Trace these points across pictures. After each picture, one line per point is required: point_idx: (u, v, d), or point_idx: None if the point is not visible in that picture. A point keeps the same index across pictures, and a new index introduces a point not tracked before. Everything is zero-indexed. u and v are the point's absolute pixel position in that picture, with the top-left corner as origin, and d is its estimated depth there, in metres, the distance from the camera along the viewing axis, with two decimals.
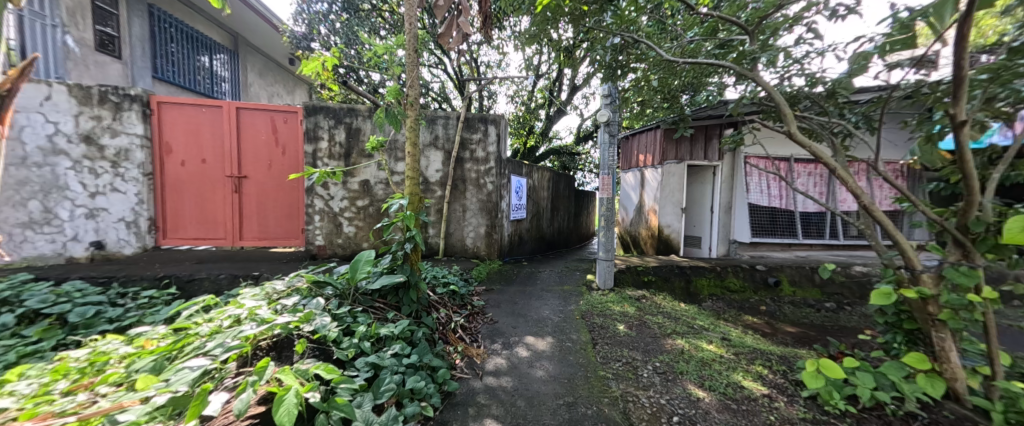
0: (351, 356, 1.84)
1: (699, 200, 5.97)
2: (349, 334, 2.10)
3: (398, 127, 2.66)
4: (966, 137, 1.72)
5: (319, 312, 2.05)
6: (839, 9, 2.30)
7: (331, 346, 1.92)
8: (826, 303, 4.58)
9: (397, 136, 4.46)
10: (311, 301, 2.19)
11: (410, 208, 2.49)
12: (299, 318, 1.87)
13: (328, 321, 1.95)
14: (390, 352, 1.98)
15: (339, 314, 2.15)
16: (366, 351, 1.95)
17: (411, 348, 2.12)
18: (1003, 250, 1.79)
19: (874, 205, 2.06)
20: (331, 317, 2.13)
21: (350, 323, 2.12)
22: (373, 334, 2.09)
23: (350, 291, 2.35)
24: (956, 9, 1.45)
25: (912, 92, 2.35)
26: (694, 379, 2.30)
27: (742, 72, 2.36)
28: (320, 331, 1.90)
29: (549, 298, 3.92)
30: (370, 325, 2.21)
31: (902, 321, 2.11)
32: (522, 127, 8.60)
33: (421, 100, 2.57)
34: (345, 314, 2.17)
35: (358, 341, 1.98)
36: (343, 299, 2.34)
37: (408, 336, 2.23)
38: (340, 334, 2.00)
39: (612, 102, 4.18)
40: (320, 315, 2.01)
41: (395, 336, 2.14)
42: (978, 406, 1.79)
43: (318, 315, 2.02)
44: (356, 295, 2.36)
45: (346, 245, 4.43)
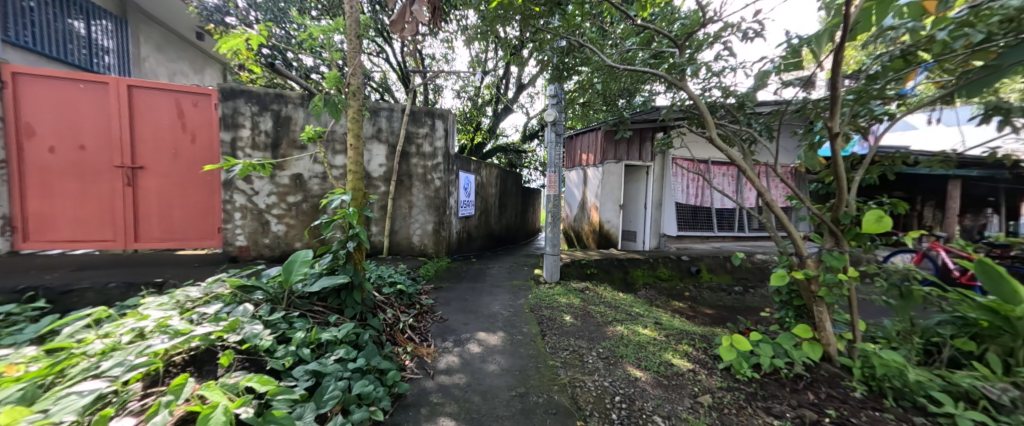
0: (287, 365, 1.69)
1: (634, 198, 6.46)
2: (284, 343, 1.92)
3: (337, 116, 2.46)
4: (838, 147, 2.11)
5: (246, 320, 1.85)
6: (749, 32, 2.66)
7: (263, 357, 1.73)
8: (735, 287, 5.28)
9: (334, 129, 4.15)
10: (236, 308, 1.97)
11: (353, 204, 2.33)
12: (223, 328, 1.68)
13: (259, 330, 1.77)
14: (334, 357, 1.85)
15: (271, 321, 1.95)
16: (306, 358, 1.80)
17: (356, 352, 2.00)
18: (861, 238, 2.22)
19: (774, 202, 2.43)
20: (262, 325, 1.94)
21: (286, 329, 1.94)
22: (313, 340, 1.93)
23: (284, 295, 2.16)
24: (831, 40, 1.90)
25: (800, 107, 2.79)
26: (633, 361, 2.52)
27: (672, 83, 2.63)
28: (250, 341, 1.71)
29: (499, 293, 3.98)
30: (310, 330, 2.05)
31: (792, 298, 2.51)
32: (468, 123, 8.57)
33: (364, 90, 2.42)
34: (279, 320, 1.98)
35: (295, 348, 1.82)
36: (275, 305, 2.13)
37: (353, 339, 2.11)
38: (274, 342, 1.82)
39: (557, 102, 4.43)
40: (249, 322, 1.82)
41: (338, 341, 2.00)
42: (845, 364, 2.21)
43: (246, 322, 1.82)
44: (291, 299, 2.18)
45: (271, 245, 4.10)
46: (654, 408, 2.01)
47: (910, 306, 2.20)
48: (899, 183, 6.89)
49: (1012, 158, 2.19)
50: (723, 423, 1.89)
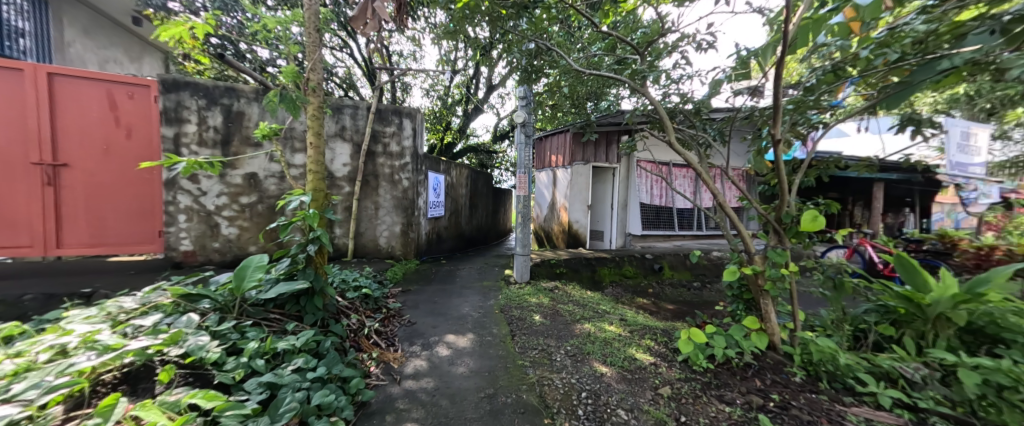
0: (238, 378, 1.59)
1: (602, 198, 6.65)
2: (235, 354, 1.81)
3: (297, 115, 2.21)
4: (780, 152, 2.29)
5: (190, 331, 1.73)
6: (703, 43, 2.83)
7: (210, 370, 1.62)
8: (694, 283, 5.59)
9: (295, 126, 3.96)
10: (178, 319, 1.83)
11: (314, 206, 2.24)
12: (162, 341, 1.56)
13: (204, 341, 1.65)
14: (291, 367, 1.76)
15: (219, 331, 1.83)
16: (260, 370, 1.70)
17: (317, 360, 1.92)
18: (800, 235, 2.42)
19: (726, 203, 2.60)
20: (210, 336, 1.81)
21: (236, 340, 1.82)
22: (269, 349, 1.83)
23: (235, 303, 2.04)
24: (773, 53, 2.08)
25: (749, 114, 3.00)
26: (599, 357, 2.61)
27: (634, 88, 2.74)
28: (194, 354, 1.59)
29: (469, 294, 3.97)
30: (264, 340, 1.94)
31: (743, 292, 2.68)
32: (437, 122, 8.46)
33: (324, 86, 2.34)
34: (228, 330, 1.86)
35: (248, 359, 1.72)
36: (224, 314, 2.00)
37: (313, 347, 2.03)
38: (224, 354, 1.71)
39: (527, 104, 4.49)
40: (194, 334, 1.70)
41: (297, 350, 1.91)
42: (788, 352, 2.40)
43: (189, 334, 1.70)
44: (243, 307, 2.06)
45: (223, 249, 3.87)
46: (618, 402, 2.09)
47: (842, 296, 2.43)
48: (834, 184, 7.59)
49: (923, 163, 2.47)
50: (680, 413, 2.01)
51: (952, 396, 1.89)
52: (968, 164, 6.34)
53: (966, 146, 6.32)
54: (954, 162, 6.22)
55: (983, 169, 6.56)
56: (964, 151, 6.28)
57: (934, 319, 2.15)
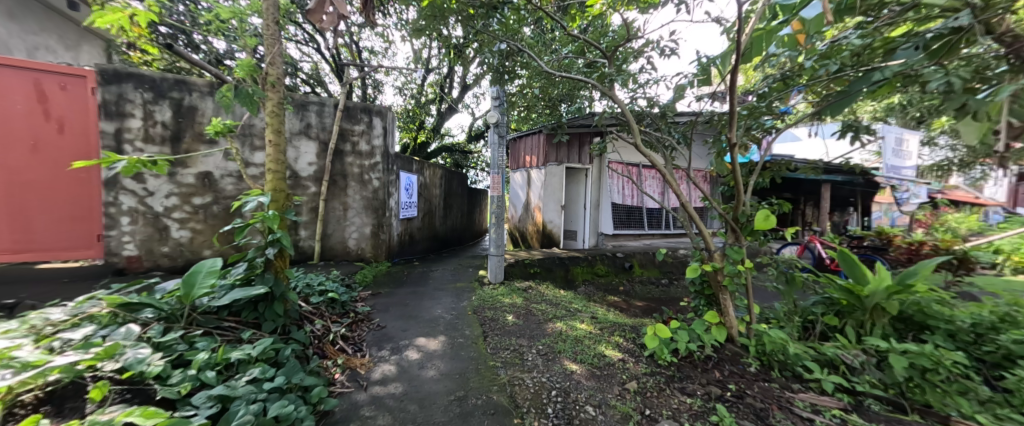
0: (185, 392, 1.47)
1: (575, 199, 6.77)
2: (181, 366, 1.67)
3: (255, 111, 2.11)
4: (736, 155, 2.43)
5: (129, 343, 1.57)
6: (666, 49, 2.95)
7: (152, 385, 1.48)
8: (662, 280, 5.80)
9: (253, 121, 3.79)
10: (116, 330, 1.66)
11: (273, 207, 2.17)
12: (96, 355, 1.40)
13: (145, 354, 1.50)
14: (246, 378, 1.64)
15: (164, 343, 1.68)
16: (210, 382, 1.58)
17: (275, 370, 1.82)
18: (755, 234, 2.56)
19: (689, 203, 2.72)
20: (152, 348, 1.66)
21: (184, 351, 1.68)
22: (221, 360, 1.71)
23: (184, 311, 1.90)
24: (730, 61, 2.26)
25: (709, 119, 3.15)
26: (570, 356, 2.66)
27: (602, 91, 2.80)
28: (132, 368, 1.44)
29: (442, 296, 3.94)
30: (216, 350, 1.82)
31: (704, 287, 2.80)
32: (411, 122, 8.32)
33: (285, 81, 2.25)
34: (175, 341, 1.71)
35: (197, 372, 1.60)
36: (171, 323, 1.85)
37: (272, 356, 1.93)
38: (168, 367, 1.57)
39: (500, 104, 4.51)
40: (133, 346, 1.55)
41: (253, 360, 1.80)
42: (744, 344, 2.53)
43: (128, 346, 1.55)
44: (193, 315, 1.93)
45: (173, 253, 3.69)
46: (587, 399, 2.13)
47: (793, 290, 2.59)
48: (788, 185, 8.08)
49: (861, 167, 2.68)
50: (645, 406, 2.07)
51: (885, 379, 2.09)
52: (900, 167, 7.10)
53: (900, 151, 7.06)
54: (889, 165, 6.94)
55: (913, 172, 7.35)
56: (898, 156, 7.02)
57: (868, 313, 2.39)
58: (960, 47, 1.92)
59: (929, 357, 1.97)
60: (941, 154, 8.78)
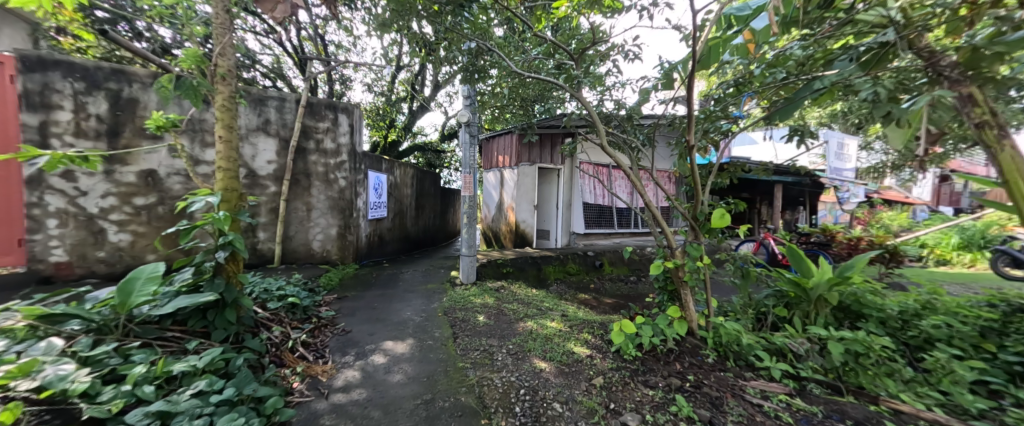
0: (117, 410, 1.33)
1: (547, 199, 6.85)
2: (114, 382, 1.52)
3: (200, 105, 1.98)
4: (694, 156, 2.54)
5: (49, 359, 1.41)
6: (630, 53, 3.04)
7: (78, 403, 1.33)
8: (631, 277, 5.98)
9: (197, 114, 3.66)
10: (33, 345, 1.49)
11: (225, 208, 2.08)
12: (7, 373, 1.25)
13: (68, 371, 1.35)
14: (190, 391, 1.52)
15: (92, 357, 1.52)
16: (148, 398, 1.44)
17: (224, 381, 1.71)
18: (712, 231, 2.69)
19: (652, 202, 2.80)
20: (78, 363, 1.50)
21: (117, 365, 1.54)
22: (162, 373, 1.58)
23: (119, 322, 1.75)
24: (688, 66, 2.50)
25: (671, 121, 3.27)
26: (539, 354, 2.68)
27: (570, 92, 2.85)
28: (53, 387, 1.29)
29: (412, 298, 3.89)
30: (156, 363, 1.69)
31: (667, 283, 2.90)
32: (381, 120, 8.13)
33: (236, 73, 2.14)
34: (106, 355, 1.55)
35: (133, 387, 1.46)
36: (103, 335, 1.69)
37: (221, 367, 1.81)
38: (98, 384, 1.42)
39: (471, 103, 4.49)
40: (55, 362, 1.39)
41: (199, 372, 1.68)
42: (703, 336, 2.64)
43: (47, 363, 1.39)
44: (130, 326, 1.78)
45: (110, 259, 3.44)
46: (554, 396, 2.16)
47: (748, 284, 2.73)
48: (744, 185, 8.49)
49: (807, 168, 2.87)
50: (610, 400, 2.12)
51: (825, 364, 2.26)
52: (842, 169, 7.63)
53: (841, 154, 7.65)
54: (833, 167, 7.44)
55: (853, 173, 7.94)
56: (840, 158, 7.59)
57: (812, 304, 2.61)
58: (885, 59, 2.21)
59: (861, 342, 2.20)
60: (876, 156, 9.60)
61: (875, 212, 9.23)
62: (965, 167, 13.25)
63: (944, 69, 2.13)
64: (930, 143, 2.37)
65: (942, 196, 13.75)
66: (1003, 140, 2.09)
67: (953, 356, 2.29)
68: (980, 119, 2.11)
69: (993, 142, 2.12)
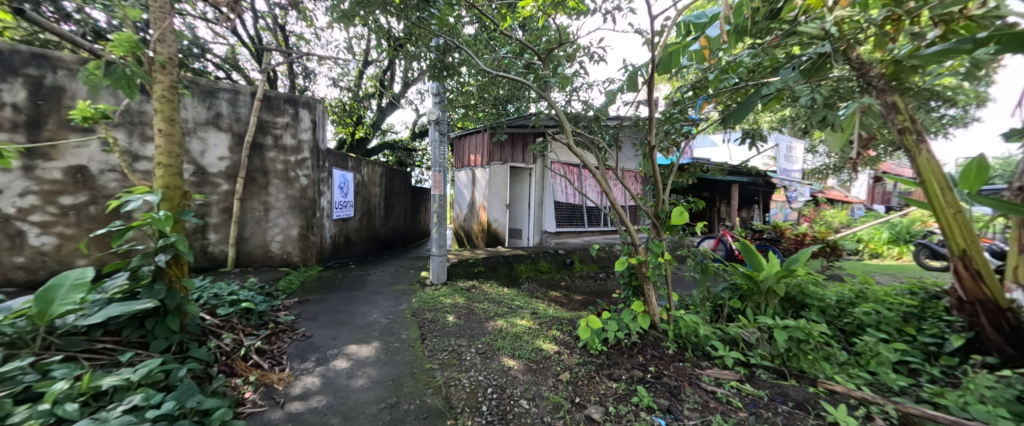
0: None
1: (520, 198, 6.88)
2: (29, 402, 1.37)
3: (132, 94, 1.81)
4: (655, 155, 2.62)
5: None
6: (595, 55, 3.10)
7: None
8: (600, 274, 6.11)
9: (136, 107, 3.61)
10: None
11: (165, 207, 1.94)
12: None
13: None
14: (122, 407, 1.39)
15: (2, 374, 1.37)
16: (71, 416, 1.30)
17: (163, 394, 1.59)
18: (673, 228, 2.79)
19: (616, 200, 2.86)
20: None
21: (34, 382, 1.39)
22: (89, 389, 1.44)
23: (37, 335, 1.58)
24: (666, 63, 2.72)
25: (635, 122, 3.37)
26: (508, 352, 2.68)
27: (538, 92, 2.86)
28: None
29: (379, 300, 3.79)
30: (83, 378, 1.54)
31: (632, 279, 2.98)
32: (348, 116, 7.87)
33: (178, 62, 2.01)
34: (20, 372, 1.40)
35: (52, 405, 1.31)
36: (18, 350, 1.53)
37: (160, 380, 1.68)
38: (8, 404, 1.27)
39: (440, 101, 4.43)
40: None
41: (134, 386, 1.55)
42: (665, 329, 2.73)
43: None
44: (51, 338, 1.62)
45: (32, 265, 3.21)
46: (521, 393, 2.16)
47: (707, 279, 2.85)
48: (703, 185, 8.83)
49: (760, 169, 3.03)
50: (576, 394, 2.15)
51: (772, 351, 2.41)
52: (791, 170, 8.28)
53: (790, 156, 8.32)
54: (783, 169, 7.91)
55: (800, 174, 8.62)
56: (789, 160, 8.24)
57: (762, 295, 2.77)
58: (822, 69, 2.37)
59: (802, 329, 2.35)
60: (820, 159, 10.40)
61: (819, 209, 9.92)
62: (896, 169, 14.71)
63: (872, 78, 2.41)
64: (862, 146, 2.52)
65: (877, 195, 15.05)
66: (920, 145, 2.38)
67: (880, 339, 2.55)
68: (902, 125, 2.40)
69: (912, 147, 2.41)
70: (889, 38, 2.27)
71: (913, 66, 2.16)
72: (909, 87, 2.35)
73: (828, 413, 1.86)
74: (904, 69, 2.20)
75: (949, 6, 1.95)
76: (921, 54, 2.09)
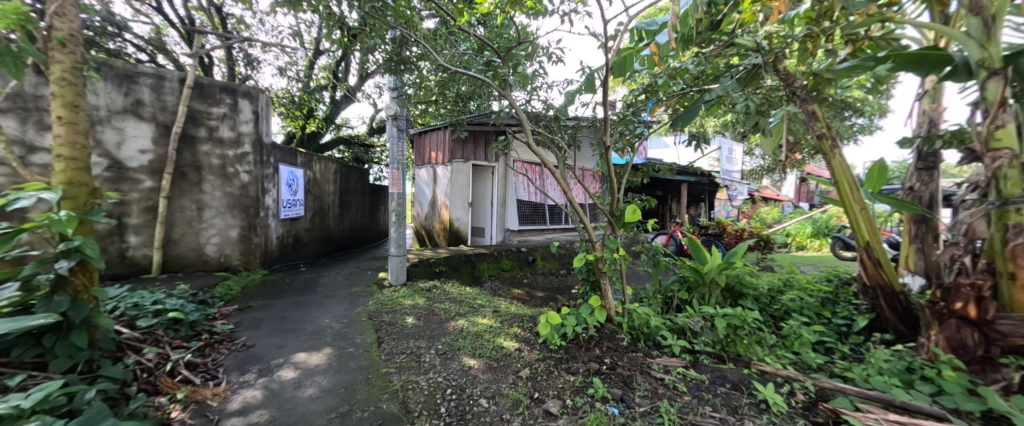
0: None
1: (482, 196, 6.84)
2: None
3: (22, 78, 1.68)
4: (611, 154, 2.70)
5: None
6: (554, 56, 3.14)
7: None
8: (561, 270, 6.24)
9: (30, 90, 3.28)
10: None
11: (67, 207, 1.69)
12: None
13: None
14: None
15: None
16: None
17: (66, 421, 1.39)
18: (626, 225, 2.88)
19: (574, 197, 2.91)
20: None
21: None
22: None
23: None
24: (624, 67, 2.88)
25: (592, 123, 3.46)
26: (468, 351, 2.65)
27: (498, 90, 2.83)
28: None
29: (332, 303, 3.61)
30: None
31: (589, 274, 3.06)
32: (298, 109, 7.40)
33: (83, 39, 1.77)
34: None
35: None
36: None
37: (62, 404, 1.47)
38: None
39: (398, 95, 4.28)
40: None
41: (28, 414, 1.34)
42: (619, 322, 2.83)
43: None
44: None
45: None
46: (481, 392, 2.14)
47: (659, 273, 3.00)
48: (656, 184, 9.29)
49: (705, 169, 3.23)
50: (535, 390, 2.16)
51: (715, 338, 2.59)
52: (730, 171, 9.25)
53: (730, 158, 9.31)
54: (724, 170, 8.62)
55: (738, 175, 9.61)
56: (729, 162, 9.24)
57: (705, 286, 2.96)
58: (755, 78, 2.54)
59: (738, 316, 2.54)
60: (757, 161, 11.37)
61: (756, 206, 10.82)
62: (817, 172, 16.52)
63: (796, 89, 2.61)
64: (789, 149, 2.74)
65: (803, 194, 16.71)
66: (834, 150, 2.63)
67: (802, 323, 2.84)
68: (820, 131, 2.64)
69: (828, 151, 2.65)
70: (809, 53, 2.59)
71: (829, 78, 2.43)
72: (826, 98, 2.58)
73: (760, 392, 2.02)
74: (822, 81, 2.47)
75: (858, 26, 2.32)
76: (835, 68, 2.36)
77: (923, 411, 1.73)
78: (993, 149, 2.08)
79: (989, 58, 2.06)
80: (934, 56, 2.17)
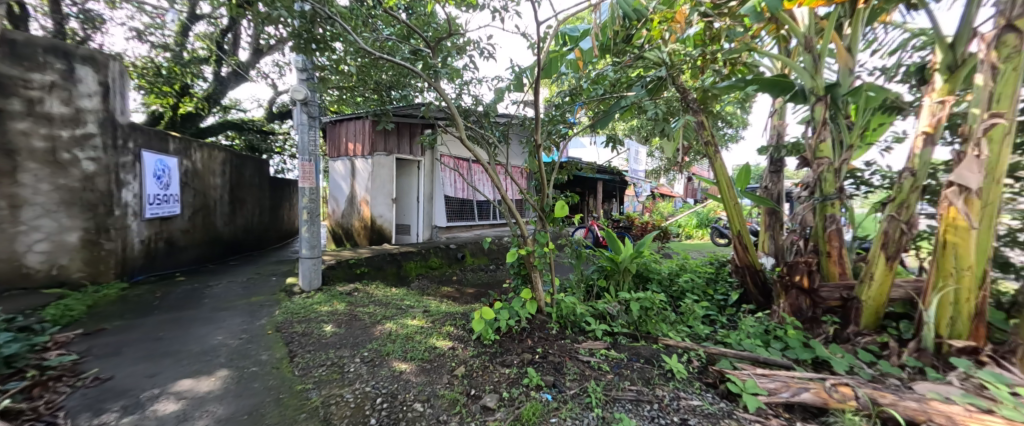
0: None
1: (407, 192, 6.53)
2: None
3: None
4: (540, 153, 2.82)
5: None
6: (484, 51, 3.12)
7: None
8: (490, 266, 6.30)
9: None
10: None
11: None
12: None
13: None
14: None
15: None
16: None
17: None
18: (554, 220, 3.04)
19: (505, 193, 2.96)
20: None
21: None
22: None
23: None
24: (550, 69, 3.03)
25: (522, 122, 3.54)
26: (399, 355, 2.53)
27: (427, 82, 2.68)
28: None
29: (227, 317, 3.11)
30: None
31: (520, 269, 3.14)
32: (165, 84, 6.08)
33: None
34: None
35: None
36: None
37: None
38: None
39: (309, 78, 3.83)
40: None
41: None
42: (548, 312, 2.98)
43: None
44: None
45: None
46: (416, 396, 2.06)
47: (582, 264, 3.23)
48: (576, 182, 9.98)
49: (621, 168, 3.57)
50: (471, 387, 2.16)
51: (630, 320, 2.89)
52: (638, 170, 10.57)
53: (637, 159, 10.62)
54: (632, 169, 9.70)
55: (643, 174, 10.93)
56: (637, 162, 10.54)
57: (620, 273, 3.31)
58: (662, 88, 2.92)
59: (648, 299, 2.89)
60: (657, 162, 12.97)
61: (656, 202, 12.35)
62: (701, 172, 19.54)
63: (689, 101, 3.04)
64: (684, 153, 3.20)
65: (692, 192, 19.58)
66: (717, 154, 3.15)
67: (695, 300, 3.35)
68: (707, 139, 3.09)
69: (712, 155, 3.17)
70: (701, 70, 3.03)
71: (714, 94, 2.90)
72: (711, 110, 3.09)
73: (667, 363, 2.33)
74: (709, 96, 2.94)
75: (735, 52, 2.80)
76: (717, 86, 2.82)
77: (777, 363, 2.21)
78: (819, 158, 2.72)
79: (816, 86, 2.67)
80: (782, 82, 2.68)
